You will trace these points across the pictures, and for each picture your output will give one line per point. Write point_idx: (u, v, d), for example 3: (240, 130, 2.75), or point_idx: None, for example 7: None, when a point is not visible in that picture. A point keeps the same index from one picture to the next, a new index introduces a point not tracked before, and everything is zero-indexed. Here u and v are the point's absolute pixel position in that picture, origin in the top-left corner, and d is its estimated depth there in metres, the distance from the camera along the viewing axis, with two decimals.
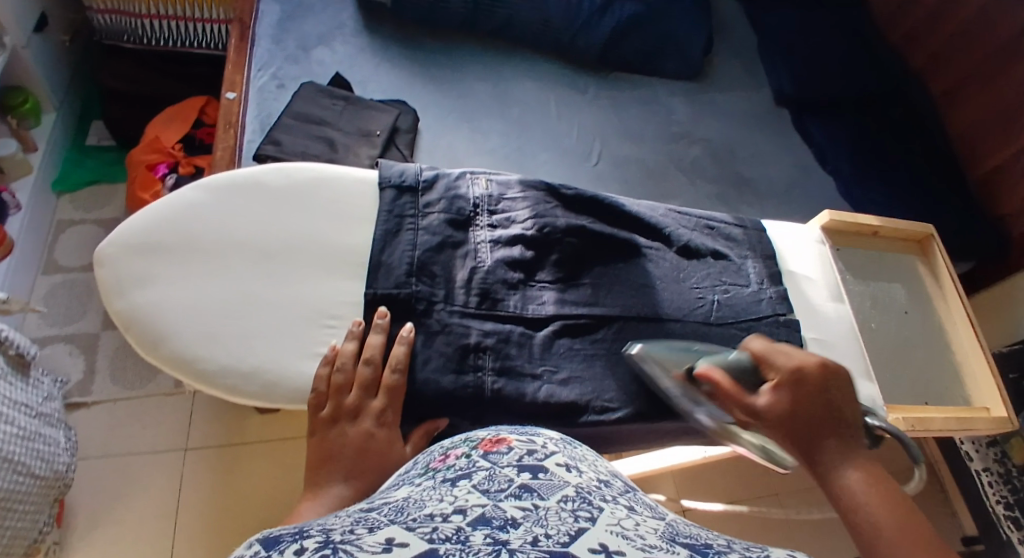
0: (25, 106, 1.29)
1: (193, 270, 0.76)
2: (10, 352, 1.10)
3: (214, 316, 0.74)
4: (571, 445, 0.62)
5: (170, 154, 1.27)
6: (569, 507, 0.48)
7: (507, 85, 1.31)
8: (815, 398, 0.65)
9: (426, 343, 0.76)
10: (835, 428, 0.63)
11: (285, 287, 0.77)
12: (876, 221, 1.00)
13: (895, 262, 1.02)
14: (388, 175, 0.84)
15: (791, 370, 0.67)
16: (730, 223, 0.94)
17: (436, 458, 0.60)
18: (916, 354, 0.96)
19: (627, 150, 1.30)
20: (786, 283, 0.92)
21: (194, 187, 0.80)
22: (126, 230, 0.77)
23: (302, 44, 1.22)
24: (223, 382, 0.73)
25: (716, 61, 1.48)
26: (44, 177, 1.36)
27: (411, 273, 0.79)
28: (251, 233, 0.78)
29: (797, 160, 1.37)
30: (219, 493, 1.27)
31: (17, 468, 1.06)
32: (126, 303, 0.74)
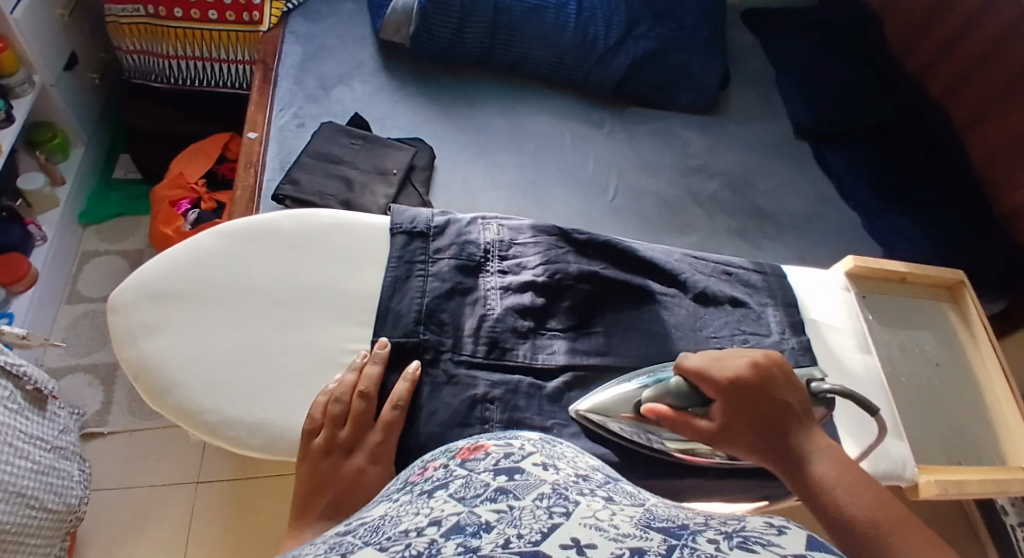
0: (53, 141, 1.32)
1: (205, 319, 0.75)
2: (27, 387, 1.11)
3: (222, 365, 0.73)
4: (550, 443, 0.66)
5: (192, 189, 1.28)
6: (543, 503, 0.49)
7: (523, 120, 1.30)
8: (759, 392, 0.68)
9: (432, 393, 0.75)
10: (784, 417, 0.67)
11: (294, 337, 0.75)
12: (903, 267, 0.96)
13: (925, 309, 0.97)
14: (400, 221, 0.83)
15: (726, 379, 0.69)
16: (750, 269, 0.91)
17: (416, 472, 0.63)
18: (948, 408, 0.92)
19: (646, 185, 1.28)
20: (809, 333, 0.88)
21: (208, 233, 0.79)
22: (140, 277, 0.76)
23: (322, 83, 1.23)
24: (229, 435, 0.72)
25: (736, 94, 1.46)
26: (72, 209, 1.38)
27: (419, 320, 0.77)
28: (262, 279, 0.77)
29: (822, 194, 1.33)
30: (230, 525, 1.26)
31: (30, 501, 1.07)
32: (134, 351, 0.73)
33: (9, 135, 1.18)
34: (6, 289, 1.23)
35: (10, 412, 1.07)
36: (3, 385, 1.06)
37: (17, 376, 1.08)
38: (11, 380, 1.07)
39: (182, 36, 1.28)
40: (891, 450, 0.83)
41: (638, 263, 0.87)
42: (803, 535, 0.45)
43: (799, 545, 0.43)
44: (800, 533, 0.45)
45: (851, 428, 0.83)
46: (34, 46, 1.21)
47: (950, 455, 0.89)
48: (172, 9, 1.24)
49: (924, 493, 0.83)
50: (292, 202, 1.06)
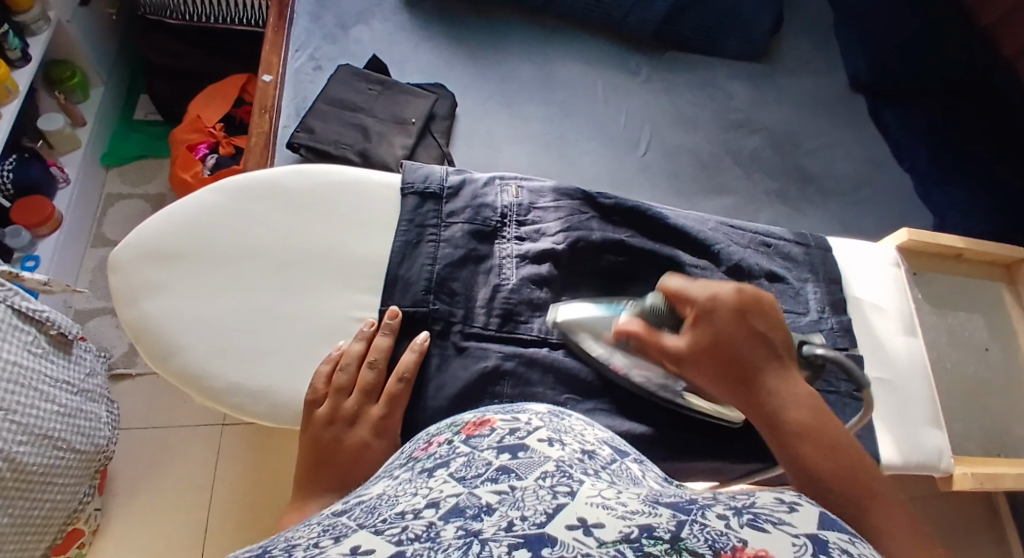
0: (72, 80, 1.29)
1: (206, 280, 0.72)
2: (52, 332, 1.05)
3: (224, 329, 0.71)
4: (557, 417, 0.60)
5: (210, 133, 1.25)
6: (546, 483, 0.43)
7: (554, 66, 1.22)
8: (740, 322, 0.57)
9: (441, 366, 0.71)
10: (764, 351, 0.57)
11: (298, 301, 0.72)
12: (960, 243, 0.89)
13: (979, 289, 0.91)
14: (412, 180, 0.78)
15: (706, 303, 0.59)
16: (790, 240, 0.85)
17: (419, 447, 0.56)
18: (994, 398, 0.86)
19: (681, 140, 1.20)
20: (850, 312, 0.82)
21: (210, 189, 0.76)
22: (141, 234, 0.73)
23: (340, 22, 1.17)
24: (230, 401, 0.69)
25: (786, 39, 1.35)
26: (93, 150, 1.36)
27: (429, 289, 0.73)
28: (267, 241, 0.74)
29: (872, 154, 1.24)
30: (252, 471, 1.23)
31: (57, 444, 1.01)
32: (136, 313, 0.70)
33: (27, 74, 1.16)
34: (31, 232, 1.22)
35: (34, 357, 1.01)
36: (27, 330, 1.00)
37: (39, 321, 1.02)
38: (35, 326, 1.02)
39: None
40: (925, 440, 0.78)
41: (666, 231, 0.81)
42: (817, 514, 0.40)
43: (809, 526, 0.38)
44: (812, 511, 0.40)
45: (889, 416, 0.78)
46: None
47: (987, 446, 0.84)
48: None
49: (957, 486, 0.79)
50: (308, 151, 1.01)
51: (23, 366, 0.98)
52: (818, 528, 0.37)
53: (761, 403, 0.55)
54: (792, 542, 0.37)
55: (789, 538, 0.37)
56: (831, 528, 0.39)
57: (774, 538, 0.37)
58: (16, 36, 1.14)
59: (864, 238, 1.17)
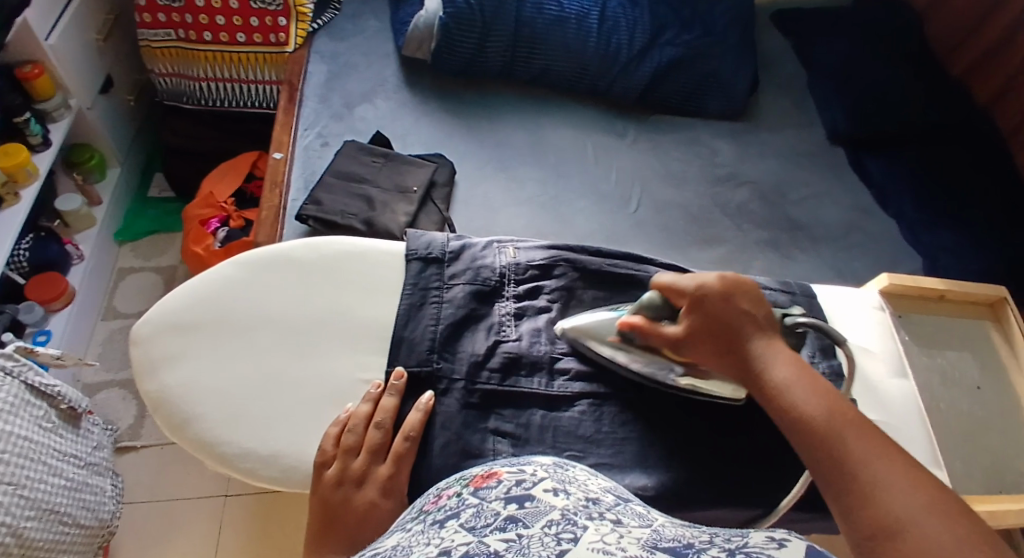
0: (91, 162, 1.35)
1: (223, 350, 0.75)
2: (62, 407, 1.08)
3: (239, 396, 0.74)
4: (563, 468, 0.59)
5: (222, 208, 1.30)
6: (552, 530, 0.44)
7: (545, 133, 1.29)
8: (726, 301, 0.67)
9: (442, 423, 0.73)
10: (750, 326, 0.66)
11: (310, 367, 0.76)
12: (940, 284, 0.93)
13: (965, 329, 0.94)
14: (415, 247, 0.82)
15: (694, 288, 0.68)
16: (777, 290, 0.88)
17: (429, 501, 0.57)
18: (991, 435, 0.88)
19: (671, 198, 1.25)
20: (840, 357, 0.85)
21: (228, 263, 0.80)
22: (162, 308, 0.77)
23: (346, 101, 1.23)
24: (242, 466, 0.71)
25: (763, 99, 1.43)
26: (107, 228, 1.41)
27: (433, 349, 0.77)
28: (280, 308, 0.78)
29: (858, 204, 1.29)
30: (259, 540, 1.24)
31: (62, 519, 1.03)
32: (156, 384, 0.74)
33: (47, 157, 1.22)
34: (45, 307, 1.26)
35: (44, 431, 1.03)
36: (39, 405, 1.04)
37: (50, 396, 1.05)
38: (46, 400, 1.05)
39: (213, 58, 1.30)
40: None
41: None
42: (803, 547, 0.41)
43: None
44: (799, 545, 0.41)
45: None
46: (69, 70, 1.23)
47: (992, 483, 0.84)
48: (202, 33, 1.27)
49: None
50: (316, 222, 1.06)
51: (33, 440, 1.01)
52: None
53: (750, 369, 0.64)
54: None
55: None
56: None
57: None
58: (37, 122, 1.21)
59: (857, 284, 1.20)
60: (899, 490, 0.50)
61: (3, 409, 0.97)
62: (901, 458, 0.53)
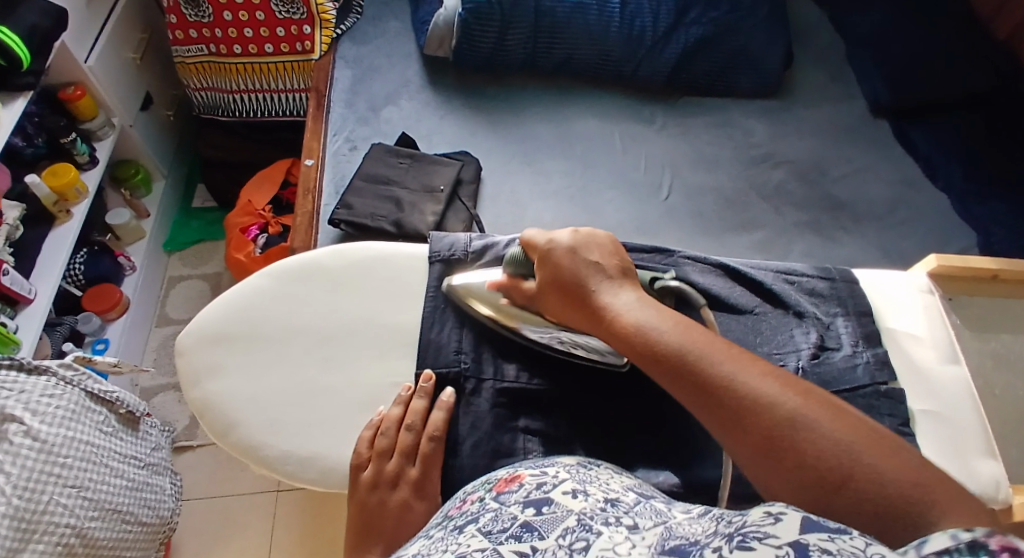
0: (137, 177, 1.40)
1: (258, 359, 0.77)
2: (121, 410, 1.13)
3: (277, 403, 0.75)
4: (585, 467, 0.59)
5: (260, 216, 1.33)
6: (566, 542, 0.45)
7: (571, 123, 1.27)
8: (571, 255, 0.70)
9: (471, 424, 0.74)
10: (596, 274, 0.69)
11: (342, 372, 0.77)
12: (994, 263, 0.87)
13: (1021, 310, 0.89)
14: (438, 248, 0.82)
15: (546, 246, 0.73)
16: (813, 276, 0.85)
17: (455, 505, 0.58)
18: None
19: (703, 182, 1.23)
20: (885, 344, 0.81)
21: (261, 272, 0.81)
22: (201, 320, 0.79)
23: (372, 104, 1.24)
24: (284, 469, 0.73)
25: (796, 76, 1.39)
26: (156, 239, 1.46)
27: (460, 351, 0.77)
28: (310, 315, 0.79)
29: (902, 179, 1.25)
30: (308, 536, 1.26)
31: (125, 518, 1.08)
32: (199, 393, 0.76)
33: (95, 174, 1.28)
34: (101, 317, 1.31)
35: (105, 436, 1.08)
36: (98, 410, 1.08)
37: (109, 402, 1.10)
38: (105, 406, 1.10)
39: (244, 71, 1.32)
40: (977, 470, 0.75)
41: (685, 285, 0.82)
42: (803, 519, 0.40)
43: (790, 533, 0.38)
44: (797, 516, 0.40)
45: (939, 454, 0.75)
46: (108, 88, 1.28)
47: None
48: (232, 46, 1.29)
49: (1018, 518, 0.75)
50: (348, 226, 1.07)
51: (93, 444, 1.05)
52: (799, 534, 0.38)
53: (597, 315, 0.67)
54: (776, 554, 0.38)
55: (771, 550, 0.38)
56: (814, 527, 0.39)
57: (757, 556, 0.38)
58: (84, 142, 1.26)
59: (905, 262, 1.16)
60: (769, 400, 0.52)
61: (64, 416, 1.02)
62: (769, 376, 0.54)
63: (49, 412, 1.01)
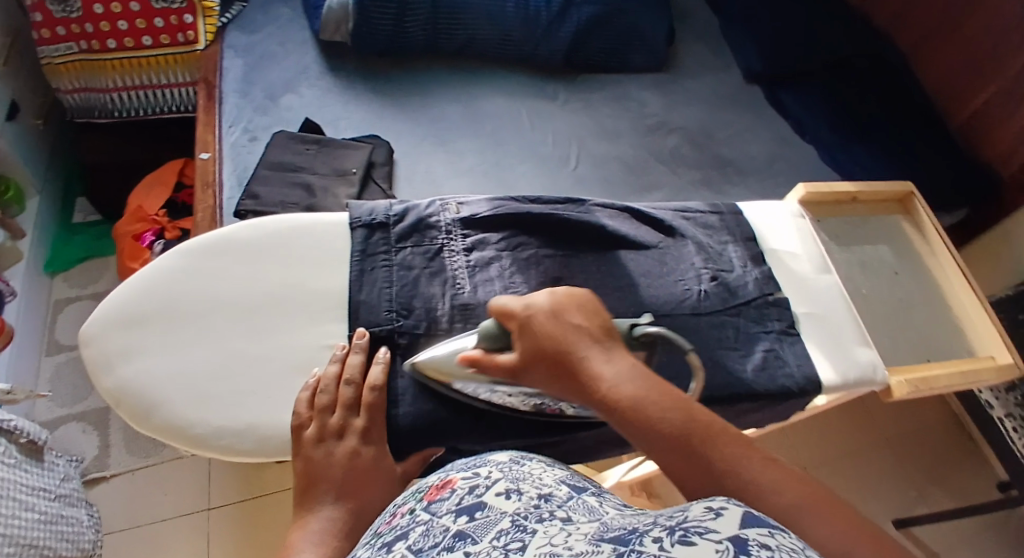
0: (8, 193, 1.30)
1: (178, 339, 0.70)
2: (22, 441, 1.02)
3: (203, 380, 0.69)
4: (520, 464, 0.58)
5: (154, 221, 1.26)
6: (500, 543, 0.46)
7: (477, 102, 1.29)
8: (556, 319, 0.61)
9: (411, 379, 0.70)
10: (584, 339, 0.59)
11: (272, 343, 0.71)
12: (852, 187, 0.97)
13: (880, 225, 0.99)
14: (358, 215, 0.77)
15: (524, 311, 0.63)
16: (706, 211, 0.88)
17: (386, 520, 0.56)
18: (913, 311, 0.93)
19: (606, 151, 1.29)
20: (770, 262, 0.87)
21: (169, 251, 0.74)
22: (108, 304, 0.71)
23: (269, 93, 1.21)
24: (218, 445, 0.67)
25: (680, 49, 1.49)
26: (35, 260, 1.36)
27: (391, 311, 0.72)
28: (227, 290, 0.72)
29: (778, 135, 1.37)
30: (245, 553, 1.18)
31: (44, 552, 0.98)
32: (112, 381, 0.68)
33: None
34: None
35: (7, 467, 0.98)
36: None
37: (8, 431, 0.99)
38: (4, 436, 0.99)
39: (121, 66, 1.25)
40: (858, 356, 0.82)
41: (599, 230, 0.79)
42: (742, 513, 0.44)
43: (732, 528, 0.41)
44: (737, 512, 0.43)
45: (826, 348, 0.81)
46: None
47: (919, 353, 0.90)
48: (105, 41, 1.22)
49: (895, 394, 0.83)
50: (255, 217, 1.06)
51: None
52: (737, 530, 0.41)
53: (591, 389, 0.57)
54: (717, 548, 0.40)
55: (713, 545, 0.40)
56: (754, 523, 0.42)
57: (701, 550, 0.40)
58: None
59: None
60: (771, 493, 0.51)
61: None
62: (779, 474, 0.52)
63: None
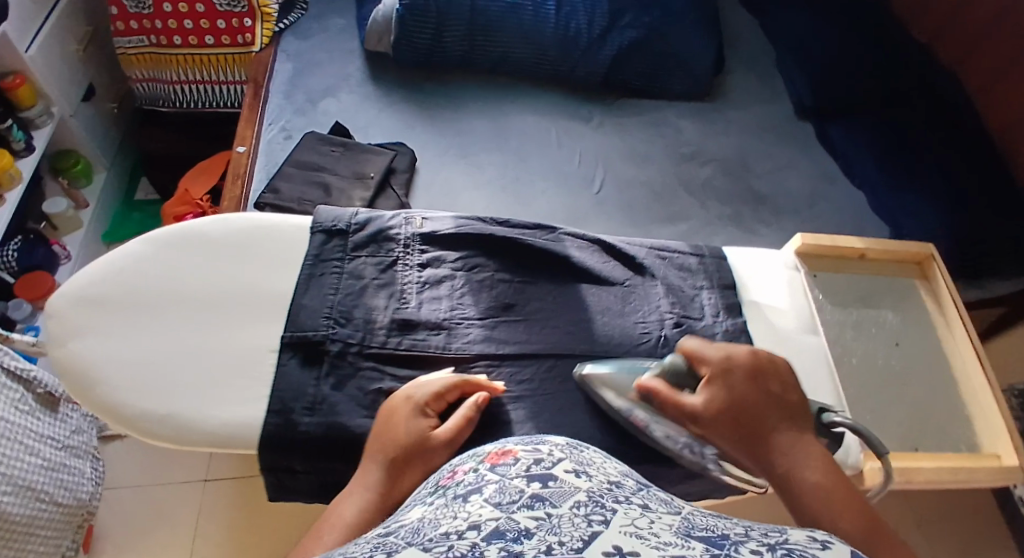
0: (76, 167, 1.42)
1: (129, 321, 0.74)
2: (39, 391, 1.11)
3: (139, 362, 0.72)
4: (577, 448, 0.52)
5: (197, 205, 1.34)
6: (581, 512, 0.39)
7: (508, 119, 1.30)
8: (755, 380, 0.63)
9: (336, 388, 0.72)
10: (776, 413, 0.61)
11: (210, 337, 0.74)
12: (860, 243, 0.94)
13: (888, 287, 0.95)
14: (321, 220, 0.80)
15: (722, 362, 0.65)
16: (686, 252, 0.87)
17: (444, 476, 0.51)
18: (911, 387, 0.88)
19: (634, 176, 1.27)
20: (748, 313, 0.85)
21: (141, 239, 0.79)
22: (78, 282, 0.76)
23: (310, 96, 1.26)
24: (140, 424, 0.70)
25: (729, 80, 1.44)
26: (94, 230, 1.46)
27: (329, 318, 0.74)
28: (181, 282, 0.76)
29: (823, 175, 1.31)
30: (234, 527, 1.25)
31: (40, 496, 1.08)
32: (64, 353, 0.72)
33: (31, 162, 1.29)
34: (33, 305, 1.30)
35: (21, 413, 1.07)
36: (15, 388, 1.07)
37: (28, 380, 1.09)
38: (22, 385, 1.08)
39: (183, 62, 1.35)
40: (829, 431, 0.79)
41: (564, 260, 0.81)
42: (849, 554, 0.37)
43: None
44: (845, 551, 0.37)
45: None
46: (50, 80, 1.30)
47: (908, 438, 0.84)
48: (171, 37, 1.32)
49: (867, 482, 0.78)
50: (273, 209, 1.09)
51: (10, 420, 1.05)
52: None
53: (772, 456, 0.58)
54: None
55: None
56: None
57: None
58: (21, 130, 1.27)
59: None
60: None
61: None
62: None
63: None
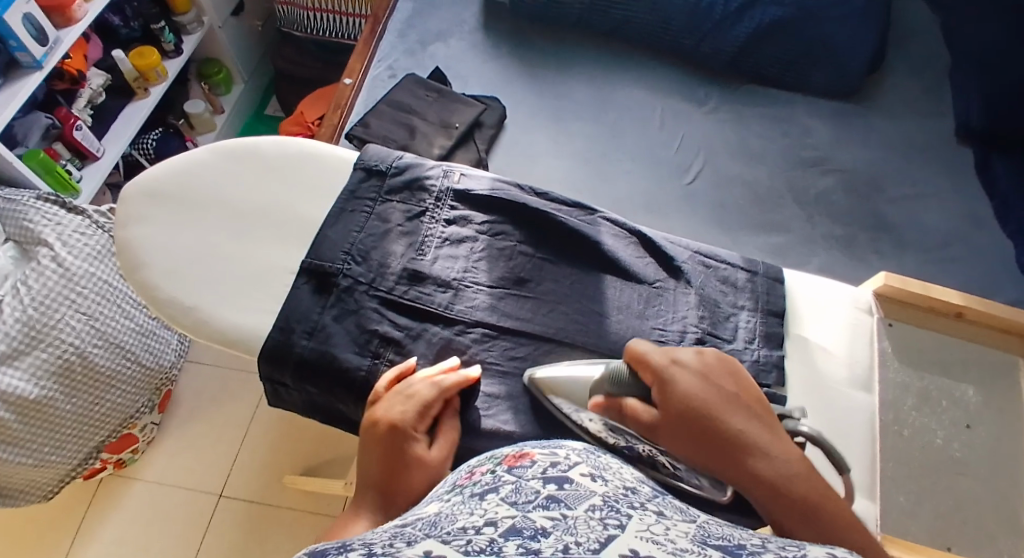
0: (218, 75, 1.53)
1: (181, 217, 0.81)
2: None
3: (179, 256, 0.79)
4: (593, 454, 0.50)
5: (309, 127, 1.42)
6: (597, 515, 0.37)
7: (612, 89, 1.25)
8: (705, 377, 0.64)
9: (336, 319, 0.74)
10: (731, 408, 0.62)
11: (244, 246, 0.80)
12: (958, 300, 0.86)
13: (979, 357, 0.85)
14: (367, 158, 0.84)
15: (668, 360, 0.65)
16: (738, 266, 0.83)
17: (463, 476, 0.51)
18: (965, 477, 0.79)
19: (736, 173, 1.17)
20: (793, 346, 0.80)
21: (208, 146, 0.86)
22: (149, 175, 0.84)
23: (422, 39, 1.27)
24: (166, 311, 0.76)
25: (875, 85, 1.29)
26: (225, 135, 1.57)
27: (347, 253, 0.77)
28: (234, 192, 0.83)
29: (960, 212, 1.15)
30: (281, 426, 1.34)
31: (127, 354, 1.18)
32: (122, 234, 0.80)
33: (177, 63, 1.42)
34: None
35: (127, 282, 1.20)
36: None
37: None
38: None
39: None
40: None
41: (595, 248, 0.81)
42: None
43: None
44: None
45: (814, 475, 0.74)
46: None
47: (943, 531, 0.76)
48: None
49: None
50: (360, 142, 1.12)
51: (112, 284, 1.17)
52: None
53: (735, 455, 0.59)
54: None
55: None
56: None
57: None
58: (173, 33, 1.41)
59: None
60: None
61: (91, 253, 1.15)
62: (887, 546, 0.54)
63: (80, 245, 1.15)
